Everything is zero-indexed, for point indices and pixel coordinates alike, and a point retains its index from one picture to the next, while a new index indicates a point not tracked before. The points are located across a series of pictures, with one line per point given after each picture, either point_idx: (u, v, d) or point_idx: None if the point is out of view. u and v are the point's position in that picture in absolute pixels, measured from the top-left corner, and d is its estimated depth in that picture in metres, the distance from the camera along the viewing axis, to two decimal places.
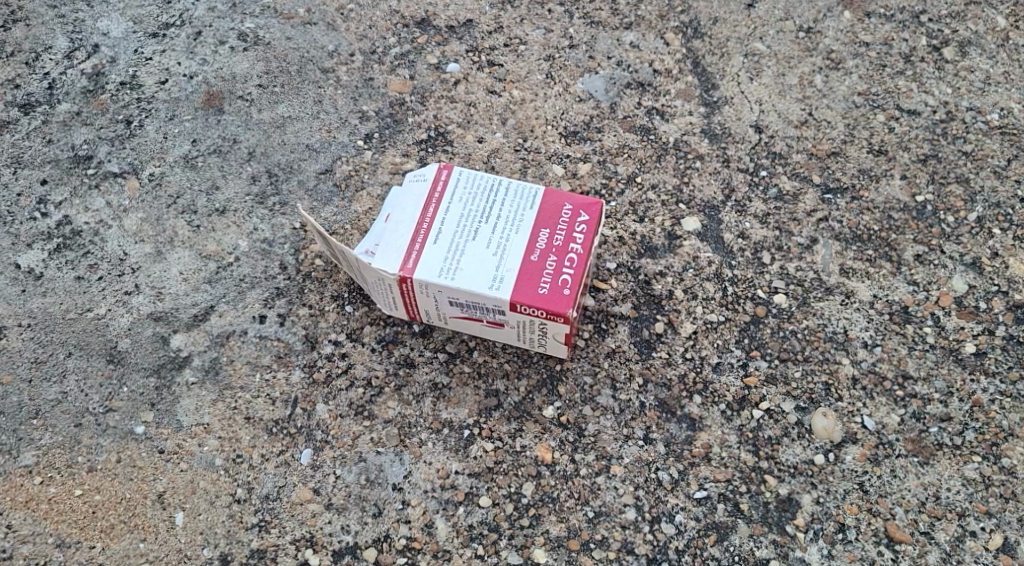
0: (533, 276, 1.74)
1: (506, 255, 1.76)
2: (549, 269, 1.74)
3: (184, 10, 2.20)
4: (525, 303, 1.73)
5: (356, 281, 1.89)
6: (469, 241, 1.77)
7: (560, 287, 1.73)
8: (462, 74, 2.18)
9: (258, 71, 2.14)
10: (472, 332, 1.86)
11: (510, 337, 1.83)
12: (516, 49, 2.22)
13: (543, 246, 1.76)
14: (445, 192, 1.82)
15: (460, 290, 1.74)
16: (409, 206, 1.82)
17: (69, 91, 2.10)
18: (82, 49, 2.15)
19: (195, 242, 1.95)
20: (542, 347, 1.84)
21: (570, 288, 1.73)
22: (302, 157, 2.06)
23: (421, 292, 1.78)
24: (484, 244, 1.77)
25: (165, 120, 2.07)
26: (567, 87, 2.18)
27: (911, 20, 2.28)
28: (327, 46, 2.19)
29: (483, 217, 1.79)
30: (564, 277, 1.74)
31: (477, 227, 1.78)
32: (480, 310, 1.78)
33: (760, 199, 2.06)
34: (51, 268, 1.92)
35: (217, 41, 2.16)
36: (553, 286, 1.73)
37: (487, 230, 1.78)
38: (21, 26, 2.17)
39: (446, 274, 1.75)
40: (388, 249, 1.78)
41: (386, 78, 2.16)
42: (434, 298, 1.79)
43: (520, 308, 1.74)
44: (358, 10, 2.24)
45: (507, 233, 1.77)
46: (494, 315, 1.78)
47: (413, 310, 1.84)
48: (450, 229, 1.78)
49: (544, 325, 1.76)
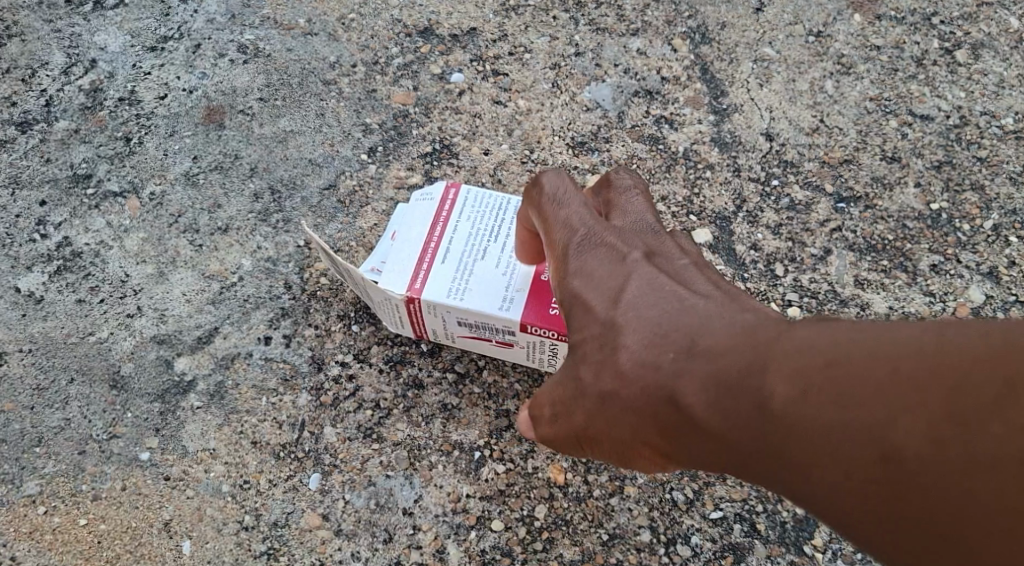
0: (543, 296, 1.70)
1: (516, 274, 1.72)
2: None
3: (182, 22, 2.16)
4: (537, 327, 1.69)
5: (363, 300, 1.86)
6: (477, 259, 1.74)
7: None
8: (466, 84, 2.14)
9: (258, 85, 2.10)
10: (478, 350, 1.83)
11: (520, 356, 1.79)
12: (520, 58, 2.18)
13: None
14: (453, 211, 1.79)
15: (469, 311, 1.71)
16: (416, 225, 1.79)
17: (66, 109, 2.05)
18: (79, 64, 2.11)
19: (198, 262, 1.92)
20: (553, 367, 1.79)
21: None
22: (304, 173, 2.02)
23: (429, 312, 1.74)
24: (492, 264, 1.73)
25: (165, 136, 2.03)
26: (573, 97, 2.14)
27: (923, 23, 2.24)
28: (328, 58, 2.15)
29: (492, 236, 1.76)
30: None
31: (485, 247, 1.75)
32: (490, 330, 1.74)
33: (772, 209, 2.03)
34: (51, 291, 1.88)
35: (217, 54, 2.13)
36: None
37: (496, 250, 1.75)
38: (16, 42, 2.13)
39: (454, 294, 1.71)
40: (395, 268, 1.75)
41: (389, 90, 2.13)
42: (439, 318, 1.75)
43: (530, 329, 1.69)
44: (360, 20, 2.20)
45: (517, 253, 1.74)
46: (503, 335, 1.74)
47: (421, 330, 1.80)
48: (458, 248, 1.75)
49: (555, 345, 1.72)
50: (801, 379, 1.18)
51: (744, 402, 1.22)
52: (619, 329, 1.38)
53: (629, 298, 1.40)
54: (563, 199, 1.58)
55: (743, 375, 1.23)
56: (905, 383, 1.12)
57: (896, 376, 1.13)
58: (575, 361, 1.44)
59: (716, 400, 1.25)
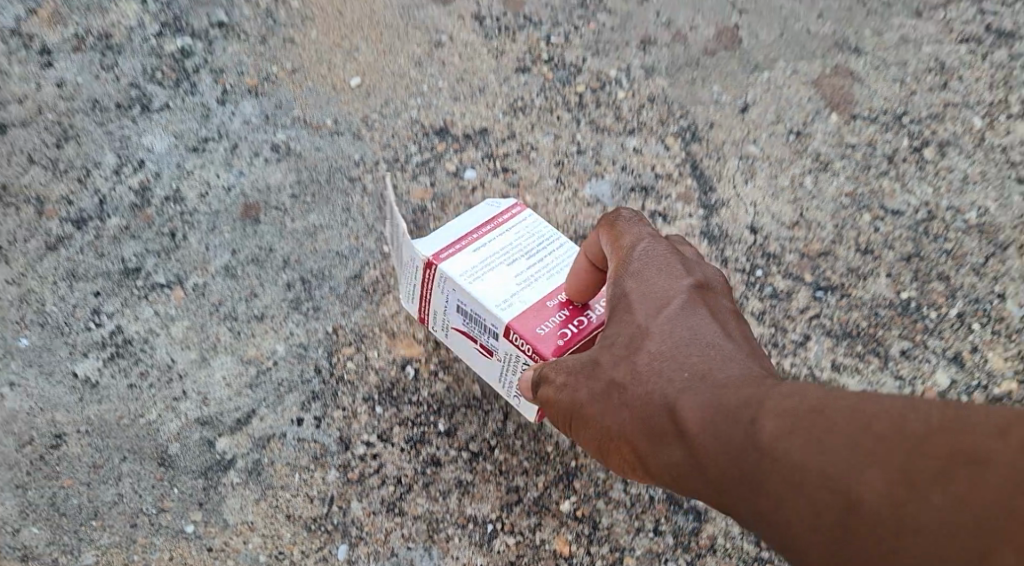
0: (536, 315, 1.90)
1: (525, 290, 1.95)
2: (553, 318, 1.90)
3: (221, 124, 2.36)
4: (517, 335, 1.89)
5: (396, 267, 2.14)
6: (499, 266, 1.98)
7: (553, 332, 1.88)
8: (479, 181, 2.36)
9: (290, 182, 2.31)
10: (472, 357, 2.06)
11: (494, 366, 2.00)
12: (527, 156, 2.40)
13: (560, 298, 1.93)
14: (509, 221, 2.05)
15: (471, 296, 1.94)
16: (472, 219, 2.05)
17: (118, 206, 2.22)
18: (128, 163, 2.28)
19: (237, 348, 2.11)
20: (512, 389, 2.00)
21: (566, 333, 1.88)
22: (332, 264, 2.23)
23: (439, 285, 1.99)
24: (512, 274, 1.97)
25: (207, 231, 2.23)
26: (575, 192, 2.37)
27: (894, 122, 2.54)
28: (353, 156, 2.36)
29: (525, 254, 2.00)
30: (562, 328, 1.89)
31: (516, 259, 1.99)
32: (479, 323, 1.96)
33: (757, 297, 2.24)
34: (106, 377, 2.05)
35: (253, 153, 2.33)
36: (548, 330, 1.88)
37: (522, 264, 1.98)
38: (71, 142, 2.28)
39: (467, 276, 1.95)
40: (435, 236, 2.01)
41: (408, 186, 2.35)
42: (446, 300, 2.00)
43: (510, 335, 1.90)
44: (382, 120, 2.42)
45: (538, 275, 1.97)
46: (488, 334, 1.96)
47: (427, 304, 2.05)
48: (493, 249, 2.00)
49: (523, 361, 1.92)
50: (792, 415, 1.40)
51: (742, 417, 1.44)
52: (648, 341, 1.62)
53: (667, 315, 1.64)
54: (636, 223, 1.81)
55: (748, 405, 1.45)
56: (883, 434, 1.33)
57: (873, 430, 1.33)
58: (592, 369, 1.66)
59: (715, 421, 1.46)
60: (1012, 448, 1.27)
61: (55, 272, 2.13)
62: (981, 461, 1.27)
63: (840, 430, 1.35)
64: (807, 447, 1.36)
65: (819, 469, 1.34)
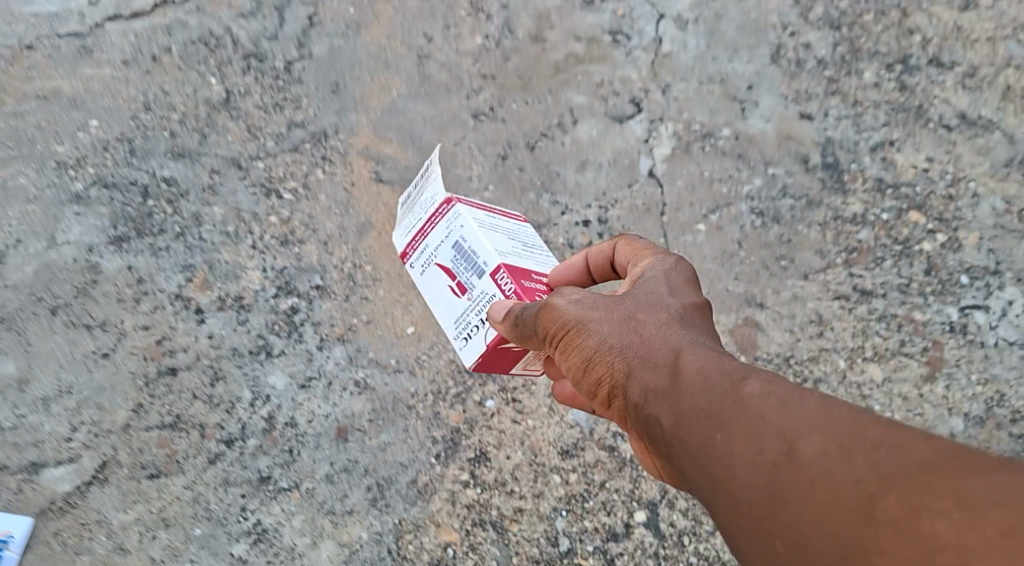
0: (510, 266, 2.93)
1: (509, 252, 3.00)
2: (512, 280, 2.90)
3: (320, 365, 3.44)
4: (499, 273, 2.90)
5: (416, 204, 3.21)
6: (494, 232, 3.03)
7: (520, 287, 2.89)
8: (497, 408, 3.44)
9: (368, 410, 3.39)
10: (443, 306, 3.02)
11: (460, 307, 2.99)
12: (530, 388, 3.48)
13: (529, 275, 2.97)
14: (507, 223, 3.15)
15: (470, 232, 2.96)
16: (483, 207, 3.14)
17: (254, 430, 3.31)
18: (260, 397, 3.35)
19: (336, 534, 3.24)
20: (466, 345, 2.95)
21: (531, 292, 2.90)
22: (397, 471, 3.33)
23: (449, 213, 3.03)
24: (502, 239, 3.03)
25: (313, 448, 3.31)
26: (563, 416, 3.46)
27: (782, 361, 3.76)
28: (410, 389, 3.44)
29: (514, 242, 3.07)
30: (523, 284, 2.91)
31: (509, 240, 3.07)
32: (466, 251, 2.97)
33: (683, 497, 3.40)
34: (252, 555, 3.18)
35: (343, 387, 3.41)
36: (516, 286, 2.89)
37: (511, 244, 3.05)
38: (221, 382, 3.36)
39: (471, 215, 3.00)
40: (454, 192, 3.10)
41: (447, 411, 3.43)
42: (447, 241, 3.01)
43: (493, 274, 2.91)
44: (429, 360, 3.50)
45: (519, 256, 3.03)
46: (471, 257, 2.96)
47: (430, 226, 3.08)
48: (495, 225, 3.07)
49: (492, 296, 2.90)
50: (769, 390, 2.41)
51: (726, 383, 2.47)
52: (670, 331, 2.67)
53: (681, 326, 2.69)
54: (664, 257, 2.91)
55: (736, 377, 2.48)
56: (830, 418, 2.30)
57: (824, 414, 2.31)
58: (616, 310, 2.74)
59: (705, 374, 2.51)
60: (905, 448, 2.21)
61: (215, 479, 3.23)
62: (884, 446, 2.22)
63: (790, 404, 2.35)
64: (765, 407, 2.37)
65: (758, 422, 2.36)
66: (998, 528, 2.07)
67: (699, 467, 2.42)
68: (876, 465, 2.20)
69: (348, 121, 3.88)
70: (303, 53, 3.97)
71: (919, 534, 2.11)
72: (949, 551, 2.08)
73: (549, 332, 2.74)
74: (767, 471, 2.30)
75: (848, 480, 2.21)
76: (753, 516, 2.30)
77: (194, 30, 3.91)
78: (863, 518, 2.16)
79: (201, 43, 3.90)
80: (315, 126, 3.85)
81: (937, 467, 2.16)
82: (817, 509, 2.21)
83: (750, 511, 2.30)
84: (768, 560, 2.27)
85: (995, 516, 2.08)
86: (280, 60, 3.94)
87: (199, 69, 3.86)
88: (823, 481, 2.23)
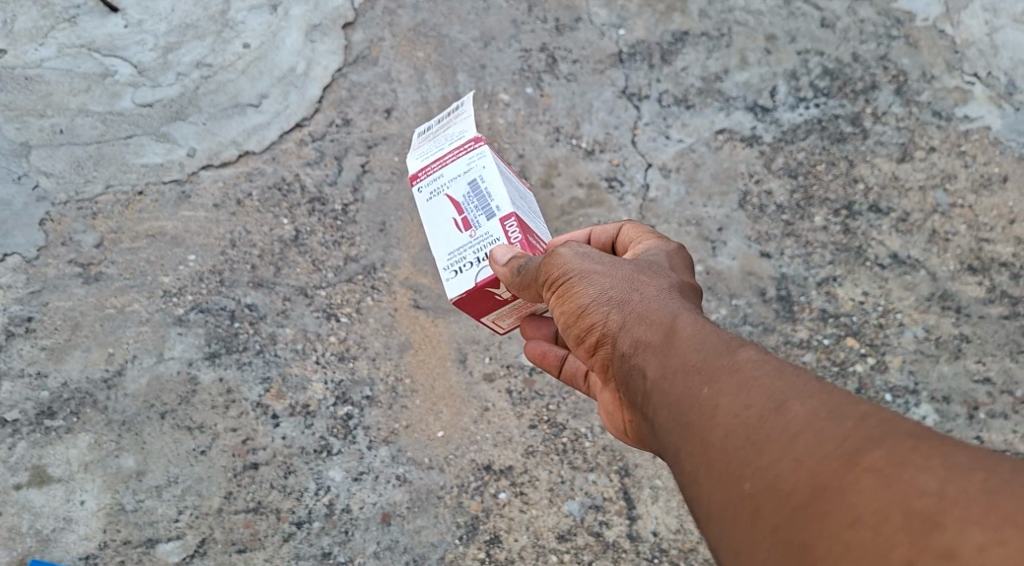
0: (517, 217, 3.53)
1: (517, 204, 3.60)
2: (519, 231, 3.50)
3: (369, 461, 4.36)
4: (508, 221, 3.51)
5: (443, 127, 3.78)
6: (507, 182, 3.63)
7: (522, 236, 3.50)
8: (508, 498, 4.36)
9: (406, 499, 4.31)
10: (444, 232, 3.57)
11: (465, 238, 3.54)
12: (534, 483, 4.40)
13: (528, 227, 3.57)
14: (516, 183, 3.75)
15: (492, 171, 3.56)
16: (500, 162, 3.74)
17: (318, 514, 4.26)
18: (322, 488, 4.30)
19: None
20: (468, 272, 3.50)
21: (531, 247, 3.51)
22: (429, 550, 4.25)
23: (473, 152, 3.61)
24: (512, 190, 3.62)
25: (364, 530, 4.25)
26: (560, 506, 4.37)
27: None
28: (440, 482, 4.36)
29: (519, 198, 3.68)
30: (525, 235, 3.51)
31: (515, 194, 3.67)
32: (481, 187, 3.55)
33: None
34: None
35: (386, 480, 4.34)
36: (520, 235, 3.49)
37: (517, 198, 3.65)
38: (293, 475, 4.30)
39: (495, 161, 3.60)
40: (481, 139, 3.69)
41: (469, 501, 4.34)
42: (464, 177, 3.59)
43: (504, 220, 3.51)
44: (455, 458, 4.41)
45: (522, 210, 3.63)
46: (485, 195, 3.54)
47: (456, 145, 3.66)
48: (509, 180, 3.67)
49: (497, 240, 3.50)
50: (773, 362, 2.77)
51: (722, 347, 2.87)
52: (681, 316, 3.03)
53: (679, 303, 3.13)
54: (656, 249, 3.50)
55: (733, 343, 2.88)
56: (825, 389, 2.66)
57: (818, 385, 2.69)
58: (613, 271, 3.30)
59: (704, 338, 2.92)
60: (898, 423, 2.55)
61: (288, 553, 4.19)
62: (876, 415, 2.57)
63: (783, 369, 2.75)
64: (757, 367, 2.77)
65: (748, 378, 2.75)
66: (980, 488, 2.39)
67: (682, 412, 2.82)
68: (865, 427, 2.55)
69: (392, 256, 4.77)
70: (357, 197, 4.88)
71: (902, 481, 2.44)
72: (930, 498, 2.40)
73: (552, 277, 3.31)
74: (754, 423, 2.67)
75: (833, 432, 2.56)
76: (732, 459, 2.67)
77: (270, 177, 4.87)
78: (848, 465, 2.50)
79: (276, 188, 4.85)
80: (366, 260, 4.75)
81: (922, 437, 2.51)
82: (795, 453, 2.58)
83: (727, 451, 2.68)
84: (739, 500, 2.62)
85: (978, 478, 2.41)
86: (338, 203, 4.85)
87: (274, 212, 4.80)
88: (805, 431, 2.59)
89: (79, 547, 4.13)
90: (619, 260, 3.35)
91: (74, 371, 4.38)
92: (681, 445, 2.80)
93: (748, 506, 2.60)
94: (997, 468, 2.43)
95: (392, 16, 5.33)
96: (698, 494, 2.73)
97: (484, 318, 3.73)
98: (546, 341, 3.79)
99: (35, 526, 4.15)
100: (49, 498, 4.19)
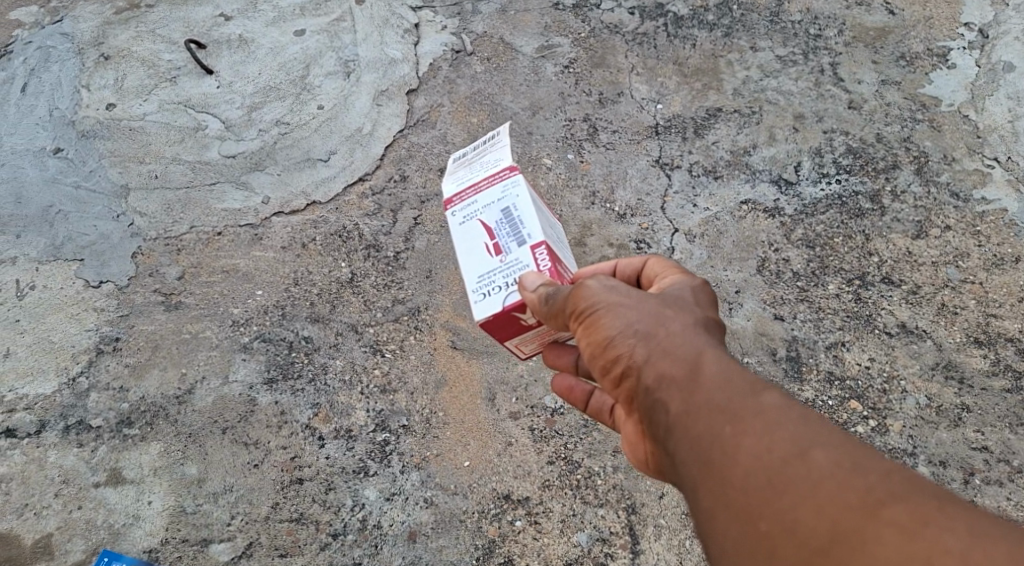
0: (546, 245, 3.85)
1: (547, 232, 3.91)
2: (547, 259, 3.82)
3: (402, 483, 4.87)
4: (538, 248, 3.83)
5: (482, 156, 4.12)
6: (539, 212, 3.95)
7: (550, 264, 3.81)
8: (523, 525, 4.80)
9: (431, 520, 4.80)
10: (477, 256, 3.90)
11: (497, 262, 3.86)
12: (548, 514, 4.82)
13: (557, 255, 3.89)
14: (548, 214, 4.07)
15: (525, 200, 3.88)
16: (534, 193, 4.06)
17: (352, 528, 4.78)
18: (358, 505, 4.82)
19: None
20: (496, 295, 3.82)
21: (558, 274, 3.82)
22: None
23: (508, 181, 3.94)
24: (544, 219, 3.95)
25: (392, 545, 4.75)
26: (570, 537, 4.78)
27: None
28: (462, 506, 4.83)
29: (550, 227, 4.00)
30: (553, 264, 3.83)
31: (547, 223, 3.98)
32: (513, 214, 3.88)
33: None
34: None
35: (414, 502, 4.84)
36: (548, 262, 3.81)
37: (548, 227, 3.97)
38: (333, 491, 4.84)
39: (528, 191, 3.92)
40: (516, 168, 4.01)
41: (487, 526, 4.80)
42: (498, 205, 3.92)
43: (533, 248, 3.84)
44: (478, 486, 4.88)
45: (552, 238, 3.95)
46: (517, 222, 3.87)
47: (492, 174, 3.99)
48: (541, 210, 4.00)
49: (526, 266, 3.82)
50: (796, 410, 3.27)
51: (746, 390, 3.32)
52: (705, 355, 3.43)
53: (703, 337, 3.51)
54: (677, 281, 3.80)
55: (756, 385, 3.34)
56: (841, 444, 3.20)
57: (835, 438, 3.21)
58: (638, 304, 3.60)
59: (730, 378, 3.36)
60: (906, 483, 3.12)
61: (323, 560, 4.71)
62: (887, 474, 3.13)
63: (804, 419, 3.25)
64: (781, 415, 3.26)
65: (773, 423, 3.24)
66: (986, 554, 2.98)
67: (706, 448, 3.28)
68: (881, 485, 3.11)
69: (435, 300, 5.31)
70: (408, 245, 5.45)
71: (917, 539, 3.01)
72: (942, 556, 2.99)
73: (579, 308, 3.62)
74: (779, 468, 3.18)
75: (853, 486, 3.11)
76: (753, 495, 3.18)
77: (332, 225, 5.51)
78: (867, 518, 3.06)
79: (337, 235, 5.47)
80: (411, 303, 5.30)
81: (933, 503, 3.07)
82: (816, 501, 3.12)
83: (749, 489, 3.19)
84: (756, 532, 3.16)
85: (988, 547, 2.99)
86: (391, 251, 5.44)
87: (334, 256, 5.42)
88: (825, 482, 3.13)
89: (143, 542, 4.72)
90: (643, 293, 3.65)
91: (151, 388, 5.03)
92: (701, 480, 3.27)
93: (765, 540, 3.14)
94: (1000, 536, 3.02)
95: (452, 84, 6.04)
96: (717, 522, 3.23)
97: (509, 342, 4.03)
98: (570, 375, 4.15)
99: (108, 521, 4.76)
100: (121, 496, 4.81)
